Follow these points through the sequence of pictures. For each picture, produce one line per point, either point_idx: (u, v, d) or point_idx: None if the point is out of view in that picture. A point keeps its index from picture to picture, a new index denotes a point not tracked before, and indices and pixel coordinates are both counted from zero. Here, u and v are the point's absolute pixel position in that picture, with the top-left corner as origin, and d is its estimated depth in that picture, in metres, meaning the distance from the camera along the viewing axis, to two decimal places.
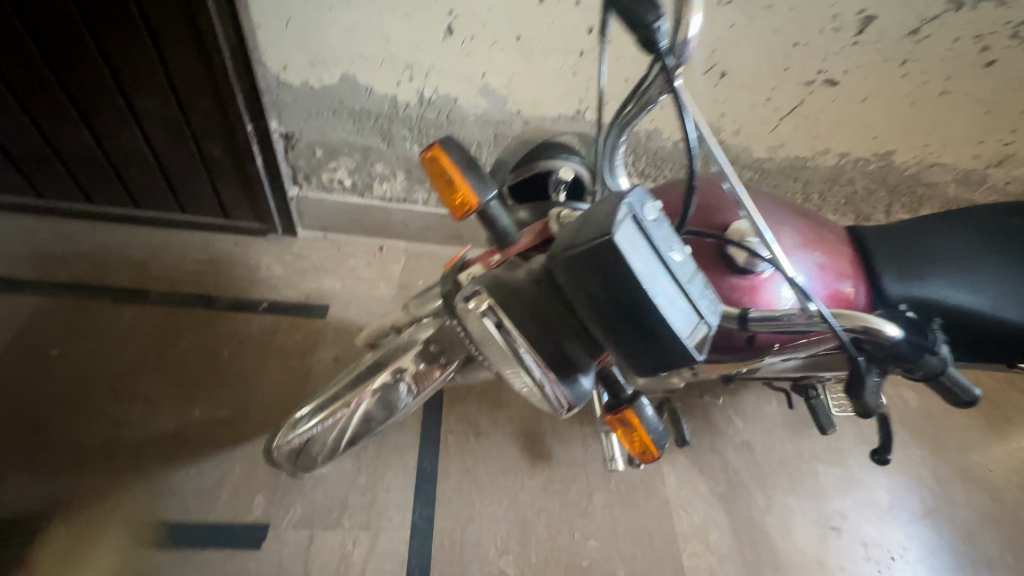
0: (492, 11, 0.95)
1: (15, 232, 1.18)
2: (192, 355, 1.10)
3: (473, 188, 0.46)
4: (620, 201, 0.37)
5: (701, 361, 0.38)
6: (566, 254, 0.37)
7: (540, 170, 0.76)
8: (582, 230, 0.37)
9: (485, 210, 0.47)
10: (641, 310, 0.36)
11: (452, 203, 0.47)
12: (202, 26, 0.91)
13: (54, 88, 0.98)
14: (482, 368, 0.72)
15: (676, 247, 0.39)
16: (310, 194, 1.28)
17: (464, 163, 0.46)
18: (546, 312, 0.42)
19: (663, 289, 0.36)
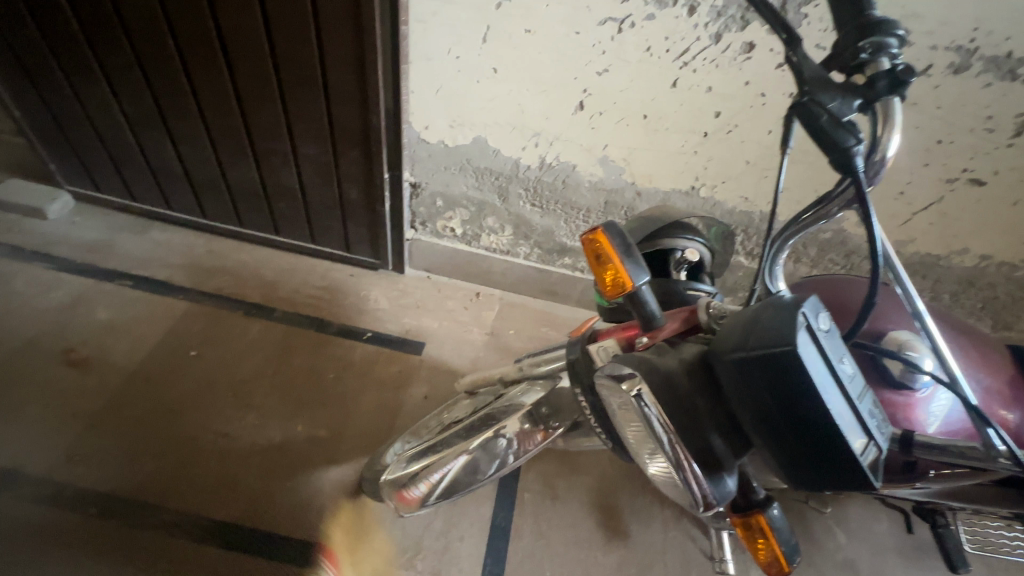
0: (625, 92, 1.01)
1: (180, 244, 1.38)
2: (302, 373, 1.19)
3: (629, 270, 0.49)
4: (795, 310, 0.37)
5: (873, 485, 0.36)
6: (733, 355, 0.38)
7: (663, 248, 0.77)
8: (754, 335, 0.37)
9: (638, 294, 0.48)
10: (813, 425, 0.35)
11: (605, 281, 0.50)
12: (368, 90, 1.05)
13: (241, 131, 1.17)
14: (586, 436, 0.73)
15: (847, 360, 0.38)
16: (423, 238, 1.38)
17: (621, 248, 0.49)
18: (696, 405, 0.42)
19: (837, 407, 0.36)
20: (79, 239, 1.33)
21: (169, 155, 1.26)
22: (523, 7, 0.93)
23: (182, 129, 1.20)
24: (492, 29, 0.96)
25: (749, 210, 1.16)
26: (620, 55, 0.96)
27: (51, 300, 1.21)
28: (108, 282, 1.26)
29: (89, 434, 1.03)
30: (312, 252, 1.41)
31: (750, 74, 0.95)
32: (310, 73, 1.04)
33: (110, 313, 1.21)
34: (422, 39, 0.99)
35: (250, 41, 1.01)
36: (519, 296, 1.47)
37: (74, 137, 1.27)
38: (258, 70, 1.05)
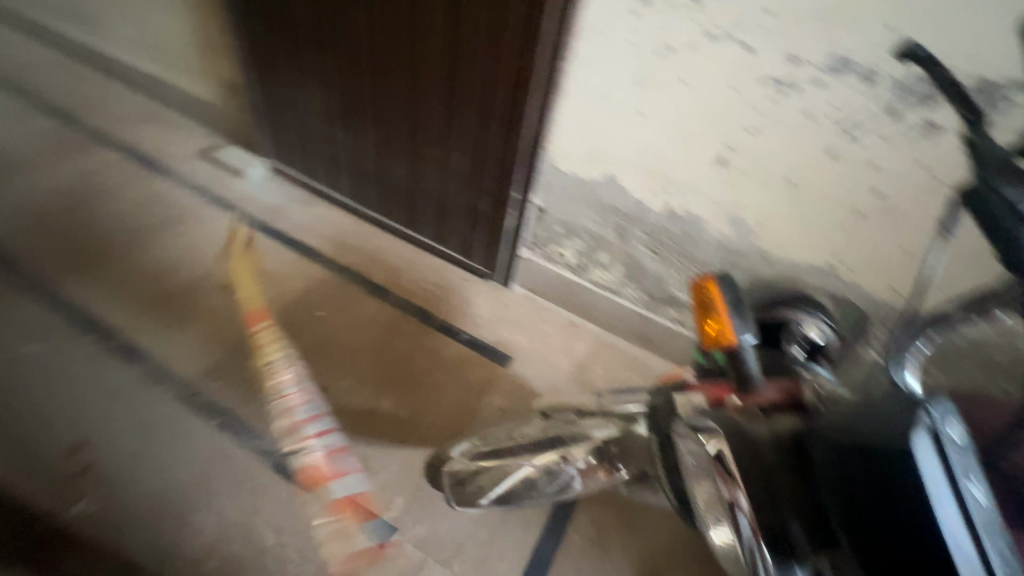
0: (773, 155, 0.97)
1: (333, 221, 1.60)
2: (400, 355, 1.30)
3: (734, 326, 0.47)
4: (918, 407, 0.34)
5: None
6: (834, 441, 0.36)
7: (782, 319, 0.73)
8: (860, 422, 0.36)
9: (738, 351, 0.46)
10: (917, 540, 0.31)
11: (706, 331, 0.49)
12: (520, 115, 1.14)
13: (406, 135, 1.34)
14: (651, 491, 0.69)
15: (979, 484, 0.33)
16: (535, 260, 1.44)
17: (731, 301, 0.48)
18: (782, 487, 0.39)
19: (955, 531, 0.31)
20: (262, 201, 1.62)
21: (345, 146, 1.48)
22: (684, 59, 0.95)
23: (361, 127, 1.40)
24: (648, 76, 1.00)
25: (896, 303, 1.03)
26: (777, 117, 0.93)
27: (232, 244, 1.48)
28: (272, 240, 1.51)
29: (226, 357, 1.22)
30: (434, 250, 1.55)
31: (927, 156, 0.86)
32: (475, 94, 1.17)
33: (268, 265, 1.44)
34: (579, 77, 1.06)
35: (434, 61, 1.17)
36: (614, 337, 1.45)
37: (282, 120, 1.56)
38: (434, 86, 1.21)
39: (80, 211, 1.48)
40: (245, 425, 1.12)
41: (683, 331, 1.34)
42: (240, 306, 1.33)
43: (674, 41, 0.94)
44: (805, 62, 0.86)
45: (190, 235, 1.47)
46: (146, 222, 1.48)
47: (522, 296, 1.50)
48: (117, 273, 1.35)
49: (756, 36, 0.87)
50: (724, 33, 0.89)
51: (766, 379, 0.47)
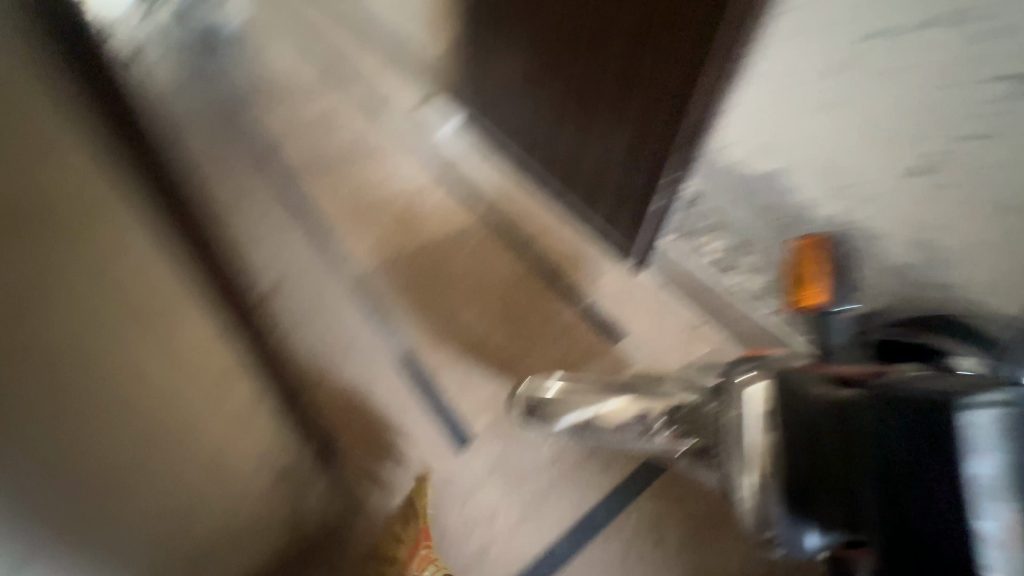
0: (988, 170, 0.83)
1: (495, 177, 1.77)
2: (522, 303, 1.40)
3: (824, 293, 0.61)
4: (966, 393, 0.36)
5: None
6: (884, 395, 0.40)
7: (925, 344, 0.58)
8: (904, 387, 0.40)
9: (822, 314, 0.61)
10: (908, 481, 0.37)
11: (799, 293, 0.63)
12: (685, 101, 1.08)
13: (574, 106, 1.39)
14: (707, 471, 0.67)
15: (1009, 486, 0.35)
16: (674, 249, 1.42)
17: (829, 269, 0.62)
18: (820, 436, 0.44)
19: (953, 497, 0.35)
20: (443, 150, 1.86)
21: (521, 111, 1.60)
22: (891, 48, 0.82)
23: (537, 94, 1.50)
24: (849, 64, 0.88)
25: None
26: (1012, 127, 0.77)
27: (416, 179, 1.74)
28: (443, 184, 1.73)
29: (387, 263, 1.47)
30: (577, 221, 1.61)
31: None
32: (646, 74, 1.15)
33: (435, 203, 1.67)
34: (765, 63, 0.98)
35: (613, 37, 1.18)
36: (740, 348, 1.37)
37: (478, 78, 1.74)
38: (609, 61, 1.22)
39: (314, 133, 1.88)
40: (383, 321, 1.34)
41: None
42: (404, 231, 1.56)
43: (882, 25, 0.82)
44: None
45: (385, 166, 1.77)
46: (356, 150, 1.82)
47: (651, 283, 1.49)
48: (328, 185, 1.69)
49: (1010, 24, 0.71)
50: (964, 17, 0.74)
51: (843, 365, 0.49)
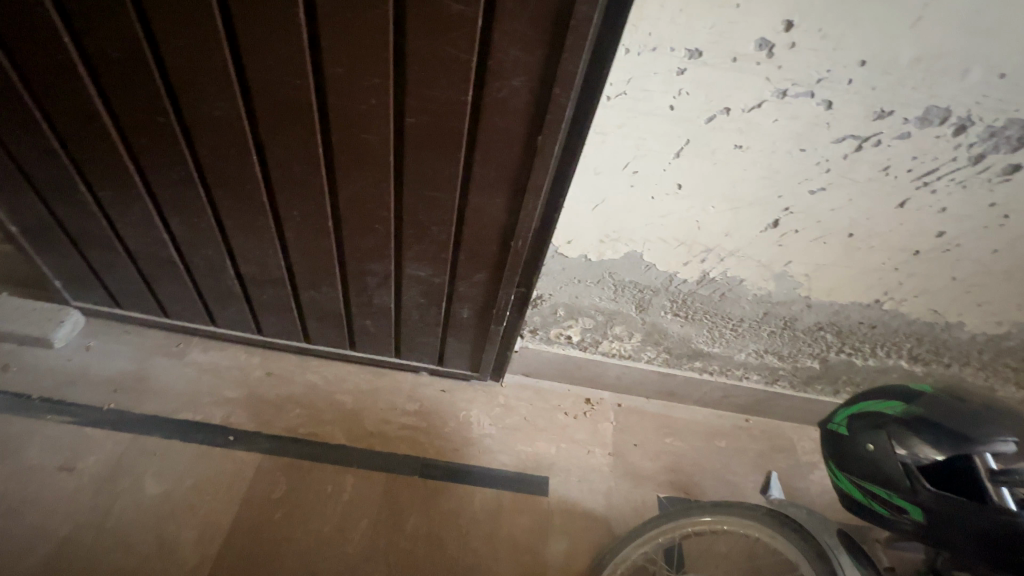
0: (879, 237, 0.85)
1: (230, 369, 1.13)
2: (420, 543, 0.97)
3: (858, 431, 0.71)
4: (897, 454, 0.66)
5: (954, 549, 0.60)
6: (839, 461, 0.73)
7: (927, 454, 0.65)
8: (850, 459, 0.71)
9: (856, 447, 0.71)
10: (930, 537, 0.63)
11: (841, 420, 0.75)
12: (520, 215, 0.79)
13: (330, 253, 0.91)
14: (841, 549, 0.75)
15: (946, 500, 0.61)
16: (530, 345, 1.17)
17: (875, 415, 0.71)
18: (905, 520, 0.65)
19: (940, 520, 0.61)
20: (98, 377, 1.07)
21: (228, 277, 0.99)
22: (742, 122, 0.71)
23: (251, 251, 0.92)
24: (692, 143, 0.74)
25: (932, 321, 1.00)
26: (855, 174, 0.76)
27: (84, 471, 0.95)
28: (153, 436, 1.01)
29: None
30: (393, 365, 1.19)
31: (999, 196, 0.77)
32: (444, 200, 0.79)
33: (163, 484, 0.95)
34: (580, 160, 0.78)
35: (369, 161, 0.75)
36: (633, 398, 1.28)
37: (92, 254, 0.97)
38: (372, 187, 0.78)
39: None
40: None
41: (707, 377, 1.22)
42: (157, 478, 0.96)
43: (690, 134, 0.73)
44: (894, 114, 0.68)
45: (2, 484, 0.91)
46: None
47: (519, 385, 1.24)
48: None
49: (844, 88, 0.66)
50: (802, 89, 0.67)
51: (832, 438, 0.75)
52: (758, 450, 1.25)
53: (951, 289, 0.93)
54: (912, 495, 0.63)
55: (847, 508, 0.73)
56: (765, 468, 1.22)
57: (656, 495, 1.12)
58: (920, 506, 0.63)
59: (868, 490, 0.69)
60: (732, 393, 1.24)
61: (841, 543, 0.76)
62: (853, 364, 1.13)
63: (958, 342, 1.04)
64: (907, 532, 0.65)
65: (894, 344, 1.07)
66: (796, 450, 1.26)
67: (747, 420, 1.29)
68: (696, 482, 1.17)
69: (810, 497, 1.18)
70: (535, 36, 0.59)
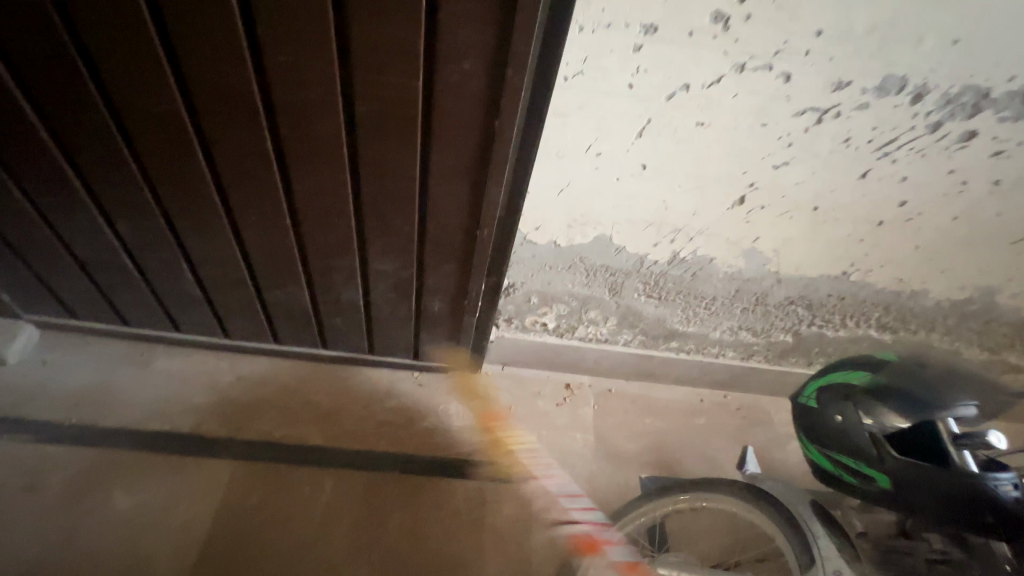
0: (843, 209, 0.85)
1: (199, 375, 1.10)
2: (403, 540, 0.97)
3: (826, 402, 0.72)
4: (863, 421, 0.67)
5: (920, 513, 0.61)
6: (808, 433, 0.74)
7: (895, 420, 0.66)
8: (819, 431, 0.72)
9: (825, 417, 0.71)
10: (898, 503, 0.64)
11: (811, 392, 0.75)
12: (484, 203, 0.77)
13: (292, 251, 0.88)
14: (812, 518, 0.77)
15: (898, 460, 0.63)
16: (506, 334, 1.16)
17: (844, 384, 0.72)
18: (874, 488, 0.66)
19: (906, 487, 0.62)
20: (59, 392, 1.03)
21: (187, 281, 0.95)
22: (702, 98, 0.70)
23: (208, 253, 0.88)
24: (654, 123, 0.73)
25: (899, 289, 1.02)
26: (817, 147, 0.76)
27: (49, 489, 0.91)
28: (121, 449, 0.97)
29: None
30: (368, 362, 1.16)
31: (957, 163, 0.77)
32: (403, 191, 0.76)
33: (135, 497, 0.93)
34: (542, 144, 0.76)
35: (322, 154, 0.72)
36: (612, 381, 1.28)
37: (39, 264, 0.92)
38: (328, 181, 0.75)
39: None
40: None
41: (684, 356, 1.23)
42: (127, 492, 0.93)
43: (651, 113, 0.72)
44: (853, 84, 0.68)
45: None
46: None
47: (498, 374, 1.23)
48: None
49: (802, 60, 0.65)
50: (760, 61, 0.65)
51: (803, 410, 0.76)
52: (736, 424, 1.26)
53: (915, 257, 0.94)
54: (879, 463, 0.64)
55: (818, 477, 0.74)
56: (744, 442, 1.23)
57: (638, 475, 1.13)
58: (885, 474, 0.64)
59: (837, 461, 0.69)
60: (709, 370, 1.26)
61: (815, 514, 0.77)
62: (824, 335, 1.14)
63: (923, 308, 1.07)
64: (876, 498, 0.66)
65: (863, 313, 1.08)
66: (773, 422, 1.28)
67: (725, 396, 1.31)
68: (677, 460, 1.18)
69: (788, 468, 1.20)
70: (484, 16, 0.57)
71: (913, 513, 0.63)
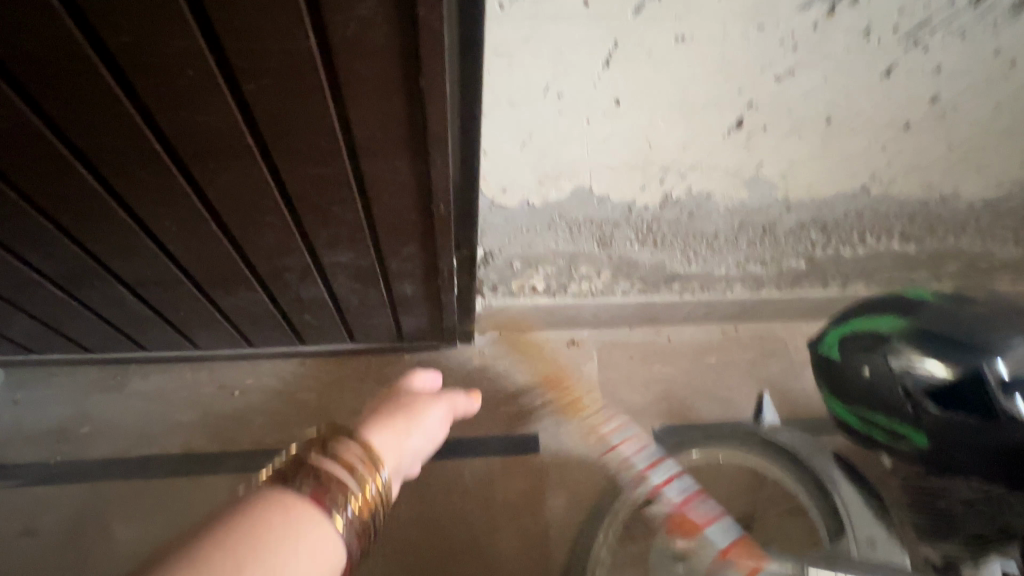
0: (862, 115, 0.71)
1: (178, 391, 1.04)
2: (415, 528, 0.96)
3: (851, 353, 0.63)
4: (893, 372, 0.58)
5: (961, 466, 0.56)
6: (832, 389, 0.66)
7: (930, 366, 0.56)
8: (845, 387, 0.64)
9: (851, 370, 0.63)
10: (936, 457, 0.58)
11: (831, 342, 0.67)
12: (432, 176, 0.65)
13: (232, 257, 0.77)
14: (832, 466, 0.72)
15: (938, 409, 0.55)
16: (494, 302, 1.07)
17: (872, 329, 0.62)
18: (910, 443, 0.59)
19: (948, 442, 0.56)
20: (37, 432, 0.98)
21: (130, 303, 0.85)
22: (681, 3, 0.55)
23: (141, 272, 0.78)
24: (624, 45, 0.58)
25: (925, 197, 0.89)
26: (830, 44, 0.61)
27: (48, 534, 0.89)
28: (113, 482, 0.94)
29: None
30: (352, 351, 1.09)
31: (1005, 38, 0.62)
32: (335, 176, 0.64)
33: (137, 528, 0.91)
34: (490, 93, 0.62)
35: (225, 149, 0.59)
36: (615, 332, 1.20)
37: None
38: (243, 178, 0.63)
39: None
40: None
41: (688, 298, 1.13)
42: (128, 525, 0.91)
43: (619, 33, 0.57)
44: None
45: None
46: None
47: (492, 342, 1.16)
48: None
49: None
50: None
51: (824, 361, 0.68)
52: (750, 358, 1.19)
53: (946, 159, 0.81)
54: (916, 419, 0.57)
55: (843, 429, 0.69)
56: (759, 376, 1.17)
57: (651, 427, 1.09)
58: (922, 430, 0.57)
59: (864, 417, 0.63)
60: (717, 306, 1.17)
61: (836, 463, 0.73)
62: (841, 255, 1.03)
63: (953, 213, 0.94)
64: (911, 453, 0.60)
65: (884, 227, 0.96)
66: (789, 350, 1.21)
67: (736, 329, 1.23)
68: (690, 405, 1.13)
69: (806, 397, 1.15)
70: None
71: (954, 466, 0.57)
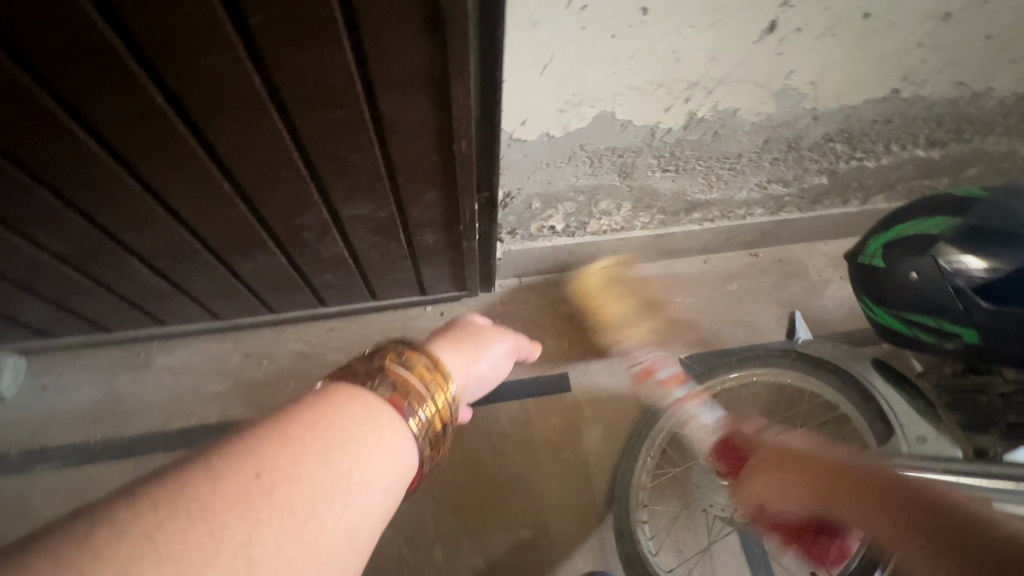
0: (902, 7, 0.67)
1: (205, 363, 1.04)
2: (458, 471, 0.99)
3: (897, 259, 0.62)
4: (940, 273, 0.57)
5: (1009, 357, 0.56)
6: (875, 297, 0.66)
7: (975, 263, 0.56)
8: (890, 293, 0.64)
9: (897, 276, 0.62)
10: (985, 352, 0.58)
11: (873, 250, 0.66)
12: (453, 112, 0.61)
13: (247, 219, 0.74)
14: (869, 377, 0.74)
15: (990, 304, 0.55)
16: (513, 246, 1.05)
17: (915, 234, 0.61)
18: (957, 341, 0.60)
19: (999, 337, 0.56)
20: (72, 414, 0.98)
21: (146, 277, 0.83)
22: None
23: (154, 242, 0.75)
24: None
25: (956, 96, 0.86)
26: None
27: None
28: (156, 455, 0.96)
29: None
30: (375, 308, 1.08)
31: None
32: (350, 119, 0.60)
33: None
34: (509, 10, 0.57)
35: (233, 98, 0.54)
36: (635, 267, 1.19)
37: None
38: (254, 129, 0.59)
39: None
40: None
41: (708, 226, 1.12)
42: None
43: None
44: None
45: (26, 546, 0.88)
46: None
47: (513, 288, 1.15)
48: None
49: None
50: None
51: (866, 270, 0.67)
52: (771, 282, 1.19)
53: (983, 51, 0.77)
54: (966, 317, 0.57)
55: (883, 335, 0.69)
56: (780, 298, 1.17)
57: (677, 358, 1.10)
58: (972, 326, 0.57)
59: (909, 320, 0.63)
60: (737, 233, 1.15)
61: (875, 370, 0.74)
62: (865, 168, 1.01)
63: (983, 111, 0.91)
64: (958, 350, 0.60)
65: (911, 134, 0.93)
66: (808, 271, 1.21)
67: (756, 255, 1.22)
68: (714, 333, 1.14)
69: (828, 316, 1.16)
70: None
71: (1003, 359, 0.58)
